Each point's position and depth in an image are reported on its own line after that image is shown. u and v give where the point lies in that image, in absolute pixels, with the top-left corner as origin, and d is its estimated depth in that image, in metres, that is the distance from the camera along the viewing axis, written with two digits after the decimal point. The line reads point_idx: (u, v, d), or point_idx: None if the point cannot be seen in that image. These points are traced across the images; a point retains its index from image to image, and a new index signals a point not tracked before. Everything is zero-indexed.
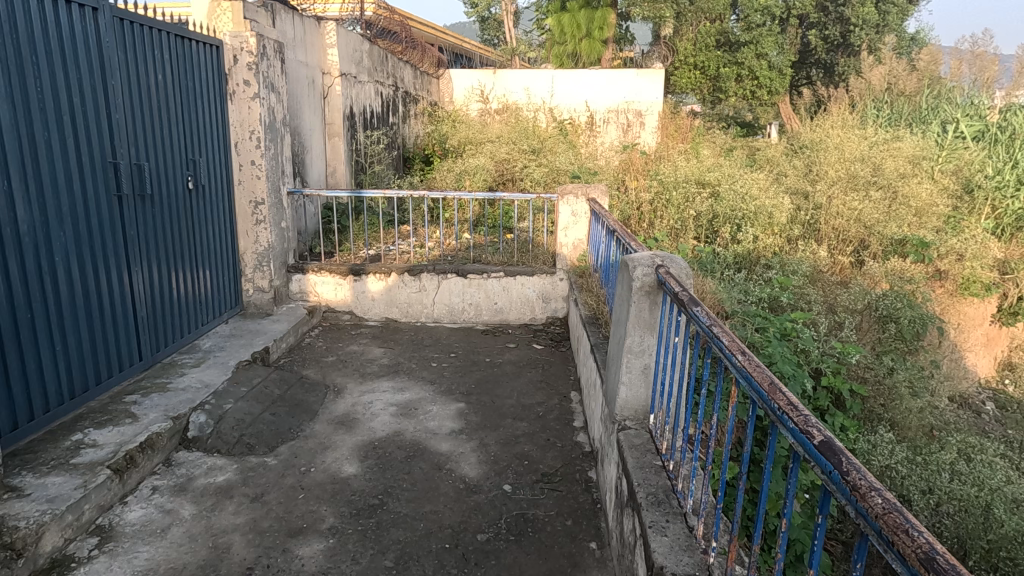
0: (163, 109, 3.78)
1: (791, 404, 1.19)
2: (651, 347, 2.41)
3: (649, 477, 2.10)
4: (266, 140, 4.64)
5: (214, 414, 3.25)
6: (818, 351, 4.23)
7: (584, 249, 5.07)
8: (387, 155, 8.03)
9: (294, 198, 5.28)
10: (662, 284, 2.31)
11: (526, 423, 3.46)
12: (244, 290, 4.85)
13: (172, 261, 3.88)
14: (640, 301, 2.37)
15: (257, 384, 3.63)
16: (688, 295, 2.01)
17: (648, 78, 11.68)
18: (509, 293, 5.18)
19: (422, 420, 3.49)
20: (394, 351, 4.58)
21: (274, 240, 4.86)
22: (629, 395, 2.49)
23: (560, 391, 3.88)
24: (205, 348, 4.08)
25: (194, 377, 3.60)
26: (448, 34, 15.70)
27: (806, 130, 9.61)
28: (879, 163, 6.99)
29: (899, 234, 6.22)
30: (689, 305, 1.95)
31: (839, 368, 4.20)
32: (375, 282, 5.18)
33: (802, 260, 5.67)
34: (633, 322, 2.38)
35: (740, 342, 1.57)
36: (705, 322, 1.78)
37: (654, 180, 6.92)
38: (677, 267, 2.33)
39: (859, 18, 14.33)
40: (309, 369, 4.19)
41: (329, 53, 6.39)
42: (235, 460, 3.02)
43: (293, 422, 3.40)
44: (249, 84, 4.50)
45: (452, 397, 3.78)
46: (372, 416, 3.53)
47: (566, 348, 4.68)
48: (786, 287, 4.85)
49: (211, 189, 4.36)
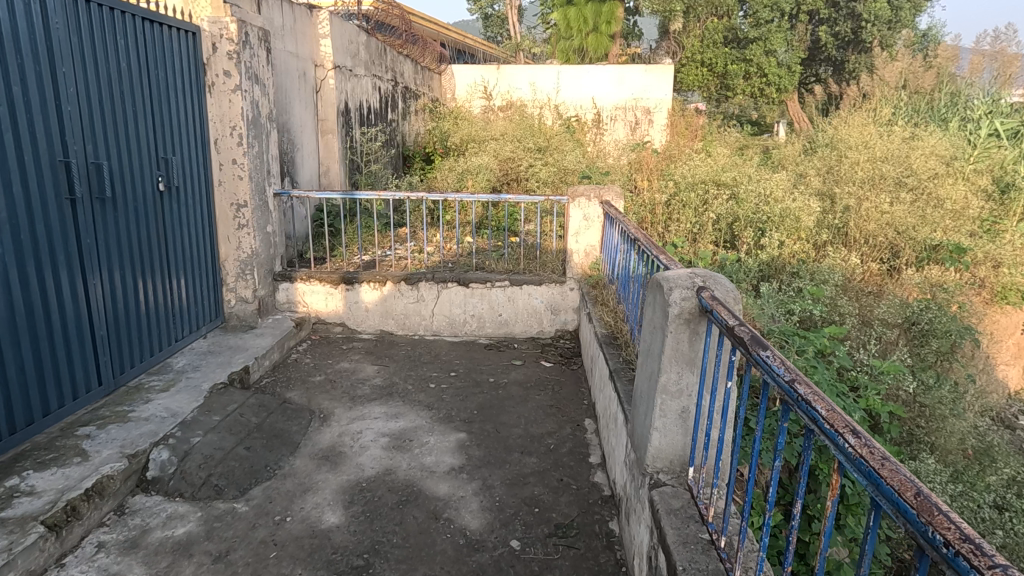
0: (127, 101, 3.36)
1: (976, 546, 0.76)
2: (689, 388, 2.00)
3: (697, 558, 1.69)
4: (249, 137, 4.23)
5: (179, 450, 2.84)
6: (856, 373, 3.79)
7: (596, 256, 4.63)
8: (385, 152, 7.62)
9: (282, 200, 4.86)
10: (706, 310, 1.89)
11: (536, 458, 3.04)
12: (226, 301, 4.43)
13: (137, 269, 3.45)
14: (678, 331, 1.95)
15: (232, 412, 3.22)
16: (749, 332, 1.57)
17: (657, 75, 11.21)
18: (515, 304, 4.76)
19: (417, 454, 3.07)
20: (388, 369, 4.16)
21: (258, 246, 4.45)
22: (662, 444, 2.07)
23: (573, 419, 3.46)
24: (178, 367, 3.67)
25: (161, 404, 3.19)
26: (451, 30, 15.28)
27: (824, 128, 9.16)
28: (909, 163, 6.52)
29: (933, 239, 5.76)
30: (754, 348, 1.51)
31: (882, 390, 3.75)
32: (369, 291, 4.77)
33: (833, 266, 5.21)
34: (670, 356, 1.97)
35: (842, 412, 1.14)
36: (782, 377, 1.34)
37: (667, 181, 6.52)
38: (723, 289, 1.94)
39: (871, 14, 13.89)
40: (293, 391, 3.77)
41: (322, 44, 5.98)
42: (200, 507, 2.61)
43: (270, 457, 2.99)
44: (229, 75, 4.09)
45: (452, 425, 3.36)
46: (361, 450, 3.11)
47: (577, 365, 4.26)
48: (818, 298, 4.41)
49: (186, 190, 3.94)
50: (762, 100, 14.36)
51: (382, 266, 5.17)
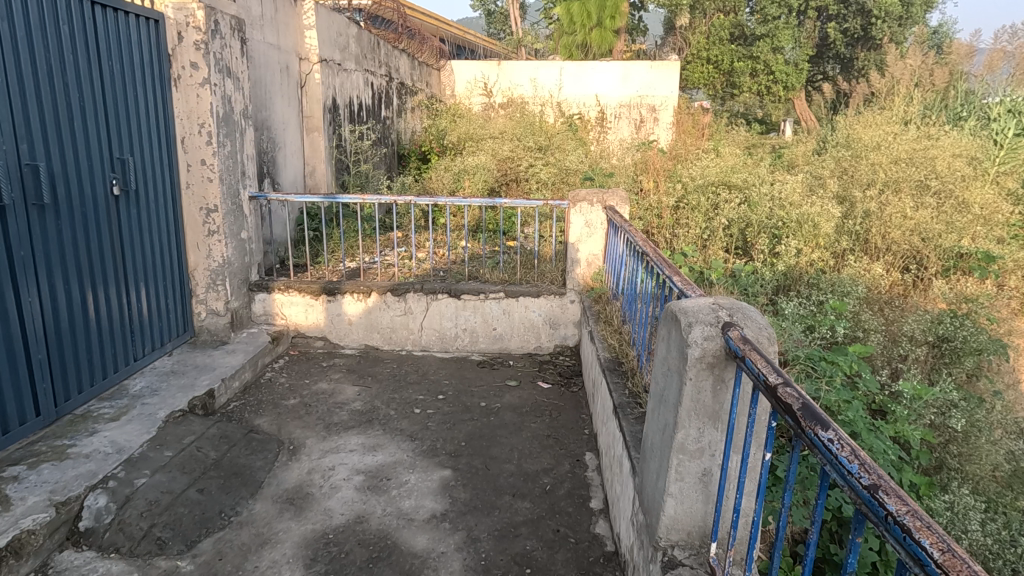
0: (73, 95, 2.99)
1: None
2: (713, 446, 1.65)
3: None
4: (219, 135, 3.87)
5: (120, 495, 2.47)
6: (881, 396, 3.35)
7: (599, 266, 4.26)
8: (377, 152, 7.25)
9: (260, 203, 4.50)
10: (735, 355, 1.54)
11: (530, 503, 2.67)
12: (196, 314, 4.07)
13: (85, 281, 3.09)
14: (700, 378, 1.60)
15: (188, 447, 2.87)
16: (800, 402, 1.19)
17: (663, 71, 10.83)
18: (510, 318, 4.39)
19: (394, 497, 2.70)
20: (371, 391, 3.79)
21: (231, 255, 4.08)
22: (678, 512, 1.71)
23: (573, 453, 3.09)
24: (134, 392, 3.31)
25: (108, 436, 2.83)
26: (449, 26, 14.90)
27: (837, 127, 8.76)
28: (932, 164, 6.09)
29: (960, 246, 5.34)
30: (809, 423, 1.12)
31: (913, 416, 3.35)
32: (353, 303, 4.40)
33: (854, 275, 4.81)
34: (689, 408, 1.62)
35: (966, 558, 0.77)
36: (858, 479, 0.96)
37: (675, 183, 6.14)
38: (755, 325, 1.58)
39: (882, 10, 13.46)
40: (263, 417, 3.41)
41: (307, 36, 5.62)
42: (138, 566, 2.25)
43: (226, 500, 2.62)
44: (196, 67, 3.71)
45: (436, 460, 2.99)
46: (332, 491, 2.75)
47: (578, 387, 3.89)
48: (842, 312, 4.03)
49: (146, 193, 3.57)
50: (768, 98, 13.95)
51: (368, 276, 4.81)
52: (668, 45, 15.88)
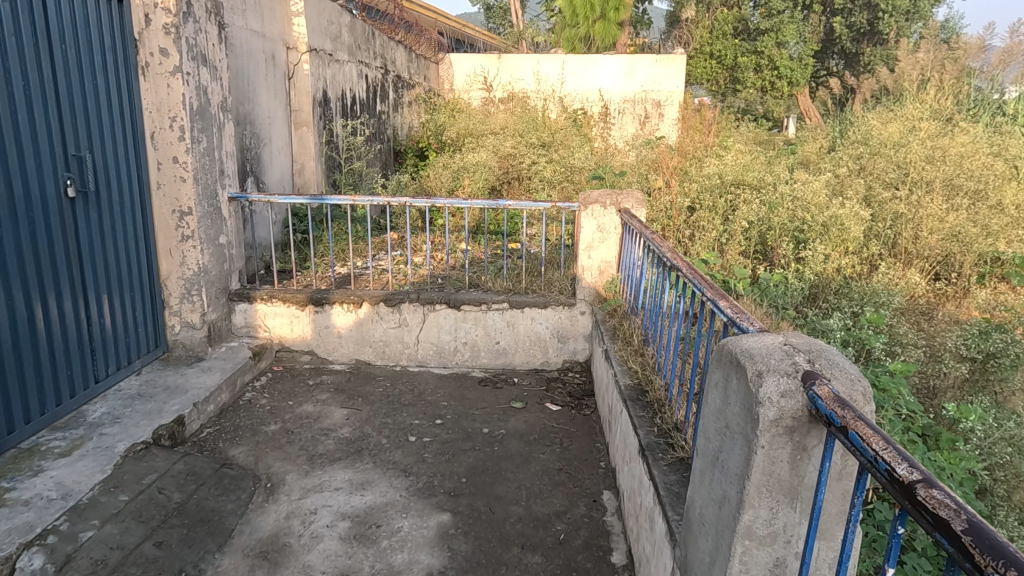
0: (16, 83, 2.59)
1: None
2: (789, 531, 1.28)
3: None
4: (193, 130, 3.48)
5: (59, 554, 2.09)
6: (924, 414, 3.06)
7: (612, 274, 3.89)
8: (371, 147, 6.86)
9: (241, 206, 4.11)
10: (823, 417, 1.16)
11: (541, 557, 2.30)
12: (169, 327, 3.69)
13: (32, 296, 2.70)
14: (776, 446, 1.23)
15: (148, 488, 2.49)
16: (963, 519, 0.81)
17: (668, 65, 10.42)
18: (515, 330, 4.02)
19: (385, 550, 2.33)
20: (361, 414, 3.42)
21: (207, 261, 3.70)
22: None
23: (589, 492, 2.72)
24: (93, 419, 2.93)
25: (55, 477, 2.45)
26: (448, 18, 14.50)
27: (851, 122, 8.36)
28: (962, 161, 5.70)
29: (997, 250, 4.96)
30: (992, 563, 0.74)
31: (954, 437, 3.03)
32: (342, 314, 4.02)
33: (885, 283, 4.43)
34: (759, 483, 1.25)
35: None
36: None
37: (689, 182, 5.77)
38: (846, 377, 1.21)
39: (889, 4, 13.03)
40: (239, 447, 3.04)
41: (295, 23, 5.24)
42: None
43: (188, 556, 2.26)
44: (166, 54, 3.32)
45: (433, 502, 2.62)
46: (314, 541, 2.38)
47: (590, 410, 3.52)
48: (880, 326, 3.66)
49: (109, 194, 3.18)
50: (773, 94, 13.56)
51: (359, 283, 4.42)
52: (671, 39, 15.47)
